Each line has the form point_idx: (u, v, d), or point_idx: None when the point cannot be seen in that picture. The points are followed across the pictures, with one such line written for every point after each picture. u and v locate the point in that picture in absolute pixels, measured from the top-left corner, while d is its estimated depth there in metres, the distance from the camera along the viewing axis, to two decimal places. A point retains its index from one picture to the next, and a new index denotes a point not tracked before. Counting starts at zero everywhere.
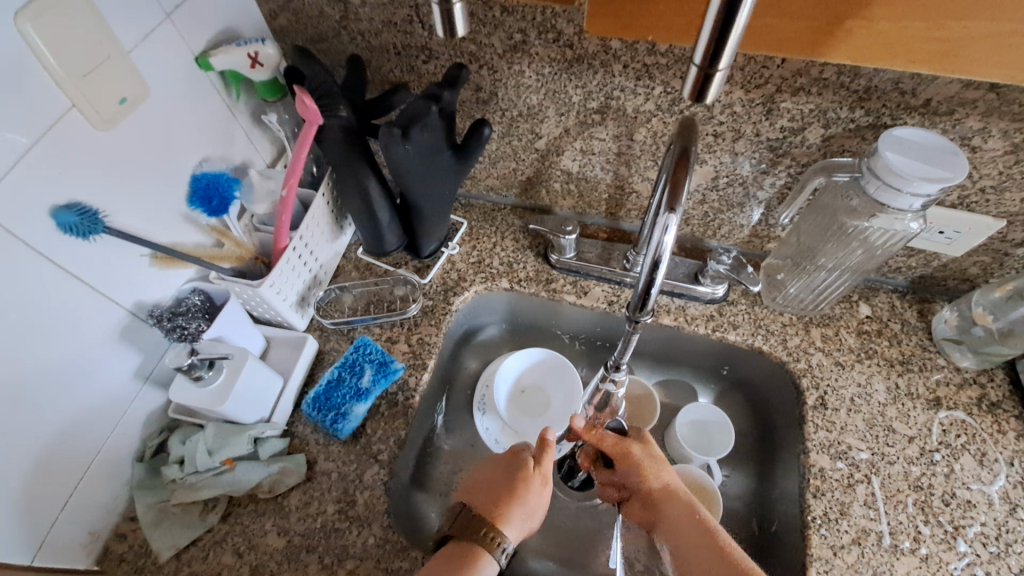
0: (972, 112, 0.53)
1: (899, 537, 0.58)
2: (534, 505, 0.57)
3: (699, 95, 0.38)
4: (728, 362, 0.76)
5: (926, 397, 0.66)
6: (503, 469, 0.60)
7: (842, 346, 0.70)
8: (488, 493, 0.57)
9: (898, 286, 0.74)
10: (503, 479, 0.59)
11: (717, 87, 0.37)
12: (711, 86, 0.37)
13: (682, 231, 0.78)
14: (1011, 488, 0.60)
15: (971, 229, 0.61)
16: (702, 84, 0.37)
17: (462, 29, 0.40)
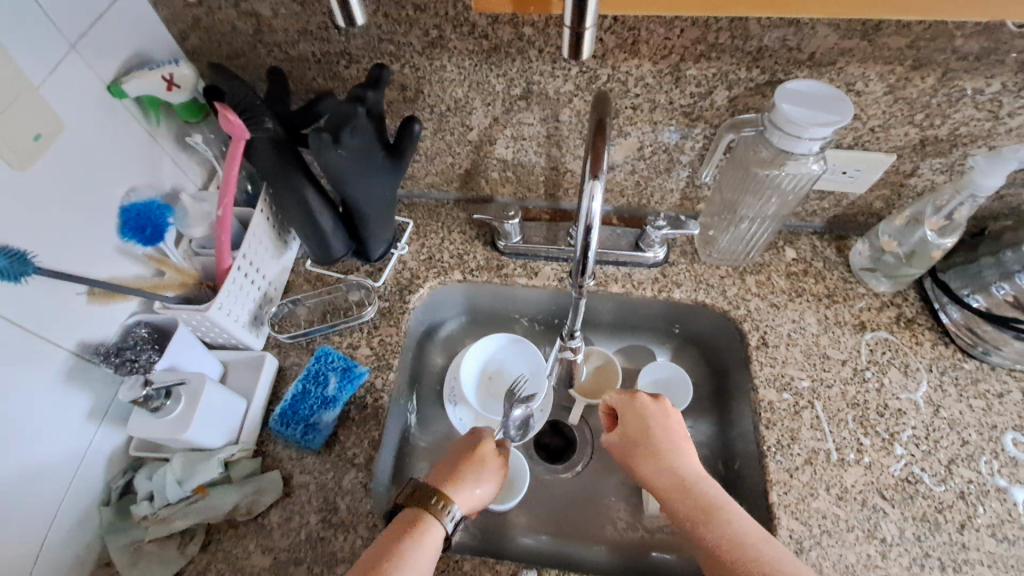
0: (851, 60, 0.58)
1: (844, 451, 0.64)
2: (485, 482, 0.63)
3: (575, 54, 0.45)
4: (679, 320, 0.82)
5: (852, 323, 0.72)
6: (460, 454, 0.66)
7: (774, 289, 0.76)
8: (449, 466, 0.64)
9: (816, 228, 0.80)
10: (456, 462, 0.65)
11: (587, 46, 0.44)
12: (583, 45, 0.44)
13: (619, 203, 0.82)
14: (933, 392, 0.68)
15: (868, 166, 0.68)
16: (575, 44, 0.44)
17: (360, 18, 0.49)
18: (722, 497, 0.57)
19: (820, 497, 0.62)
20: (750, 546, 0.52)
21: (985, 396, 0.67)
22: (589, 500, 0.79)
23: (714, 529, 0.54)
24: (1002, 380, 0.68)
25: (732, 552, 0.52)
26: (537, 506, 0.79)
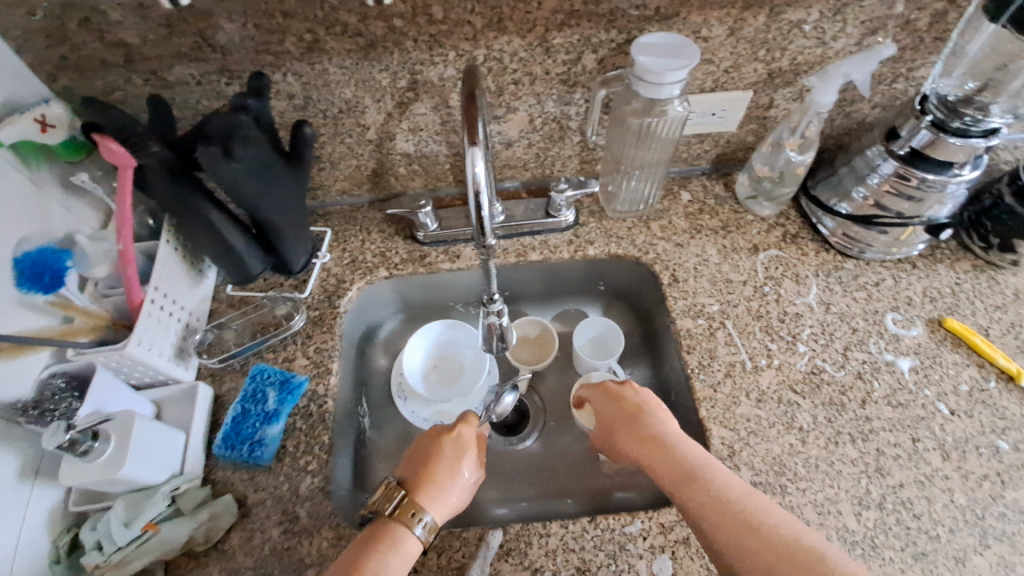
0: (691, 10, 0.65)
1: (757, 358, 0.71)
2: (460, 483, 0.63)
3: None
4: (601, 277, 0.89)
5: (747, 247, 0.80)
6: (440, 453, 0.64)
7: (676, 230, 0.83)
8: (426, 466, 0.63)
9: (704, 170, 0.89)
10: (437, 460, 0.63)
11: None
12: None
13: (526, 177, 0.87)
14: (822, 293, 0.76)
15: (731, 105, 0.76)
16: None
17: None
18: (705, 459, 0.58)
19: (743, 404, 0.68)
20: (736, 503, 0.53)
21: (865, 287, 0.76)
22: (549, 461, 0.82)
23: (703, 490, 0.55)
24: (876, 271, 0.78)
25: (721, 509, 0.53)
26: (501, 478, 0.81)
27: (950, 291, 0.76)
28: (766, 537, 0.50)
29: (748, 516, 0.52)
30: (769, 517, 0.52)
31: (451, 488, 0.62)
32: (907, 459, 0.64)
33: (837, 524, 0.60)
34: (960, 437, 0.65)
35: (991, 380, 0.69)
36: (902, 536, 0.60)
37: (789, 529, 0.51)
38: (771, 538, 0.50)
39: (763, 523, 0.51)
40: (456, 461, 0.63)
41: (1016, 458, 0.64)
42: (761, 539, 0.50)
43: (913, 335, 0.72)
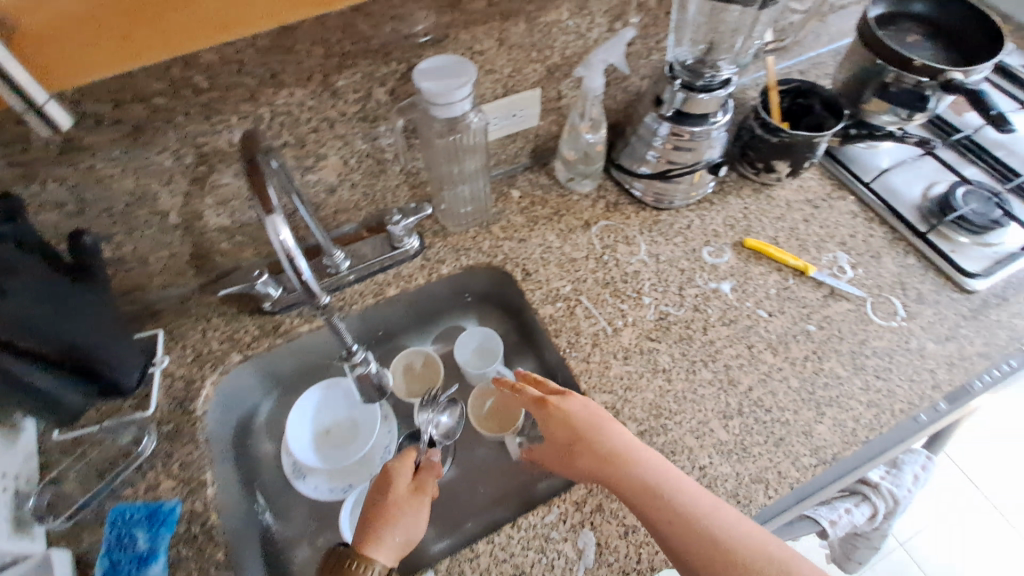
0: (458, 29, 0.69)
1: (614, 321, 0.79)
2: (406, 517, 0.61)
3: (55, 125, 0.56)
4: (465, 289, 0.91)
5: (580, 226, 0.89)
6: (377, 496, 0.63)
7: (517, 228, 0.89)
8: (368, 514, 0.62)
9: (526, 166, 0.96)
10: (375, 503, 0.62)
11: (59, 116, 0.55)
12: (55, 117, 0.55)
13: (361, 215, 0.86)
14: (650, 247, 0.87)
15: (524, 104, 0.84)
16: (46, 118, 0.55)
17: None
18: (662, 477, 0.58)
19: (613, 364, 0.75)
20: (702, 521, 0.55)
21: (681, 232, 0.89)
22: (468, 481, 0.83)
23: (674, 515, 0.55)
24: (685, 216, 0.91)
25: (689, 533, 0.54)
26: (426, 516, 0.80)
27: (742, 216, 0.91)
28: (746, 551, 0.53)
29: (719, 535, 0.54)
30: (733, 530, 0.55)
31: (394, 526, 0.60)
32: (749, 365, 0.75)
33: (712, 441, 0.69)
34: (781, 332, 0.78)
35: (790, 278, 0.84)
36: (763, 431, 0.70)
37: (752, 540, 0.54)
38: (739, 556, 0.53)
39: (733, 543, 0.54)
40: (393, 496, 0.62)
41: (823, 334, 0.78)
42: (732, 561, 0.52)
43: (725, 261, 0.85)
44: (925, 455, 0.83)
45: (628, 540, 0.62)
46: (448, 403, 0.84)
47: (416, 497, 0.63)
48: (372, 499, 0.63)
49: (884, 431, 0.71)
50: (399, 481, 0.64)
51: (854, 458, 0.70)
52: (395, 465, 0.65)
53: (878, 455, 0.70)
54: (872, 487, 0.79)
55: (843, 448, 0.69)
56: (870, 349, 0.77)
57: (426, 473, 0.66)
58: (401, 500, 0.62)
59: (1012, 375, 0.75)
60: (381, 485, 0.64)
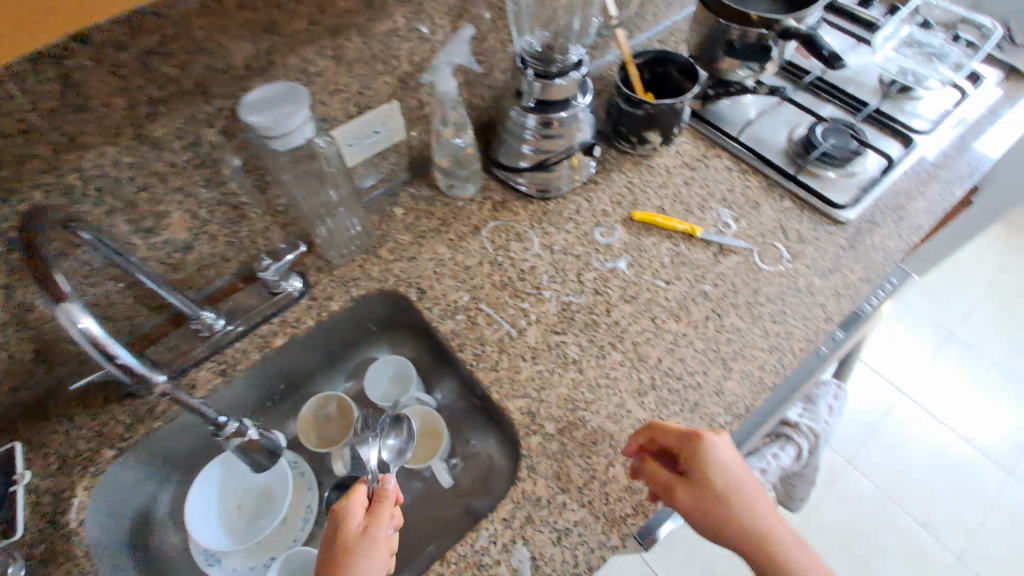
0: (281, 54, 0.64)
1: (517, 322, 0.77)
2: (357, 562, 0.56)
3: None
4: (367, 320, 0.87)
5: (470, 231, 0.86)
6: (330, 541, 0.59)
7: (405, 246, 0.85)
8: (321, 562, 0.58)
9: (406, 180, 0.92)
10: (328, 549, 0.58)
11: None
12: None
13: (233, 266, 0.80)
14: (543, 239, 0.85)
15: (381, 120, 0.81)
16: None
17: None
18: (770, 526, 0.61)
19: (523, 367, 0.73)
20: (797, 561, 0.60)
21: (571, 218, 0.88)
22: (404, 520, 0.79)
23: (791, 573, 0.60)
24: (573, 201, 0.90)
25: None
26: None
27: (627, 191, 0.91)
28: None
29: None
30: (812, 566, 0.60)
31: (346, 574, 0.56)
32: (655, 337, 0.76)
33: (631, 422, 0.69)
34: (680, 298, 0.79)
35: (681, 243, 0.85)
36: (677, 400, 0.70)
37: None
38: None
39: None
40: (343, 540, 0.58)
41: (720, 292, 0.80)
42: None
43: (618, 239, 0.85)
44: (836, 386, 0.88)
45: (560, 545, 0.61)
46: (392, 425, 0.77)
47: (367, 538, 0.58)
48: (325, 541, 0.59)
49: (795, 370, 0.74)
50: (349, 523, 0.59)
51: (772, 400, 0.73)
52: (344, 504, 0.60)
53: (794, 393, 0.73)
54: (792, 427, 0.82)
55: (754, 399, 0.70)
56: (764, 296, 0.79)
57: (377, 508, 0.60)
58: (353, 544, 0.57)
59: (895, 292, 0.82)
60: (333, 528, 0.59)
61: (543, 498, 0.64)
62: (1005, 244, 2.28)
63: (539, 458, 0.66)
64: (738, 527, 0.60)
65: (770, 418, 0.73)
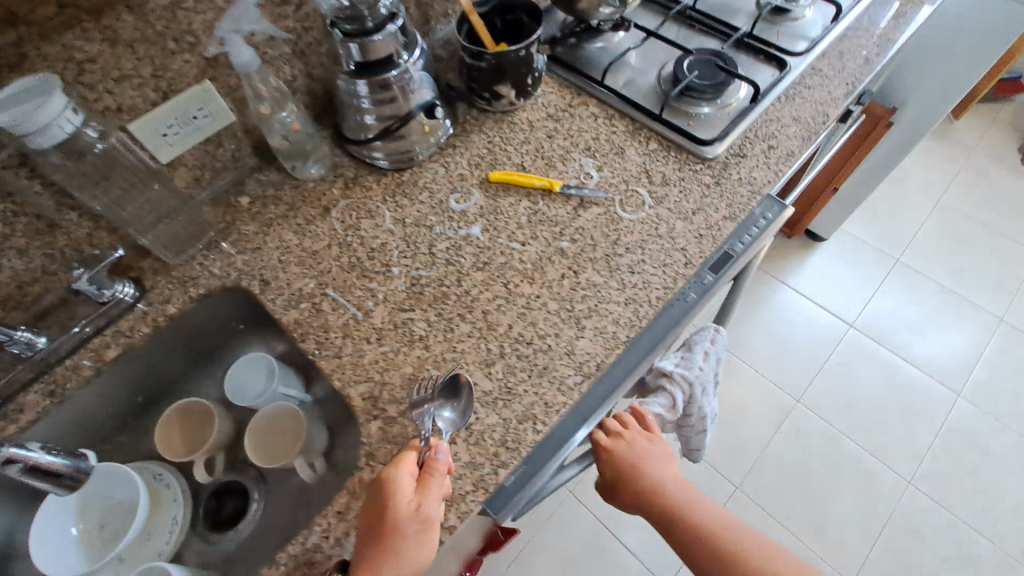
0: (32, 44, 0.60)
1: (363, 304, 0.73)
2: (409, 543, 0.53)
3: None
4: (229, 320, 0.82)
5: (319, 213, 0.81)
6: (377, 513, 0.55)
7: (249, 236, 0.80)
8: (370, 536, 0.54)
9: (253, 165, 0.86)
10: (375, 524, 0.54)
11: None
12: None
13: (60, 279, 0.75)
14: (395, 213, 0.80)
15: (195, 102, 0.75)
16: None
17: None
18: (687, 501, 0.68)
19: (367, 351, 0.70)
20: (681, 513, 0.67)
21: (426, 187, 0.83)
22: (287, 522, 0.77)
23: (669, 514, 0.67)
24: (430, 168, 0.85)
25: (672, 521, 0.67)
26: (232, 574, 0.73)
27: (487, 151, 0.85)
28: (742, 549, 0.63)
29: (718, 538, 0.64)
30: (725, 534, 0.64)
31: (391, 556, 0.53)
32: (506, 304, 0.72)
33: (477, 395, 0.66)
34: (536, 259, 0.75)
35: (539, 201, 0.80)
36: (526, 366, 0.67)
37: (738, 538, 0.64)
38: (697, 533, 0.65)
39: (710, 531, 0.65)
40: (393, 517, 0.54)
41: (577, 247, 0.76)
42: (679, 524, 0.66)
43: (473, 204, 0.80)
44: (714, 330, 0.89)
45: None
46: (442, 394, 0.66)
47: (421, 517, 0.55)
48: (372, 515, 0.55)
49: (655, 320, 0.70)
50: (404, 502, 0.55)
51: (633, 358, 0.68)
52: (397, 479, 0.56)
53: (656, 347, 0.69)
54: (667, 378, 0.80)
55: (605, 355, 0.68)
56: (623, 247, 0.75)
57: (433, 491, 0.57)
58: (405, 525, 0.54)
59: (768, 229, 0.76)
60: (382, 503, 0.55)
61: None
62: (949, 166, 2.25)
63: (379, 443, 0.63)
64: (640, 490, 0.70)
65: (638, 371, 0.68)
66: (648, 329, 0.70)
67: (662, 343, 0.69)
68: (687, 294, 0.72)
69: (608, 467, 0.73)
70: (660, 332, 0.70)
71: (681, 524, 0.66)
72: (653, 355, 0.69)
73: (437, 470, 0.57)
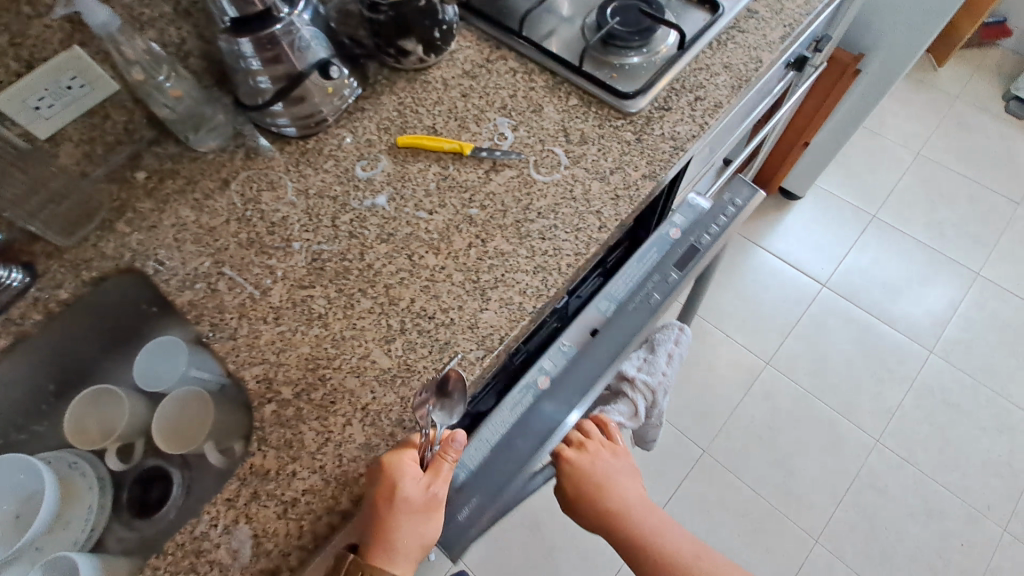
0: None
1: (261, 282, 0.69)
2: (421, 520, 0.56)
3: None
4: (136, 302, 0.78)
5: (218, 187, 0.77)
6: (386, 492, 0.55)
7: (145, 215, 0.76)
8: (381, 515, 0.55)
9: (150, 138, 0.81)
10: (385, 505, 0.55)
11: None
12: None
13: None
14: (298, 184, 0.76)
15: (65, 70, 0.70)
16: None
17: None
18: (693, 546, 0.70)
19: (263, 331, 0.66)
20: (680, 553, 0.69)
21: (331, 155, 0.78)
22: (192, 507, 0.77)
23: (649, 552, 0.69)
24: (337, 134, 0.80)
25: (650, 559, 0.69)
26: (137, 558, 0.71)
27: (397, 113, 0.80)
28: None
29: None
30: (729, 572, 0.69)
31: (404, 535, 0.55)
32: (410, 277, 0.68)
33: (375, 372, 0.63)
34: (442, 228, 0.71)
35: (450, 165, 0.75)
36: (427, 341, 0.64)
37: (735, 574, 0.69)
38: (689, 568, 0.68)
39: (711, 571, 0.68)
40: (403, 498, 0.55)
41: (486, 214, 0.71)
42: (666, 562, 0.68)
43: (380, 171, 0.76)
44: (678, 328, 0.85)
45: (285, 517, 0.56)
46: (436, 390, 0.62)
47: (434, 498, 0.57)
48: (380, 495, 0.56)
49: (625, 324, 0.71)
50: (415, 485, 0.56)
51: (602, 363, 0.69)
52: (407, 464, 0.57)
53: (622, 353, 0.69)
54: (630, 384, 0.77)
55: (510, 328, 0.64)
56: (534, 212, 0.71)
57: (442, 471, 0.58)
58: (415, 504, 0.56)
59: (737, 215, 0.80)
60: (391, 483, 0.56)
61: (273, 471, 0.59)
62: (930, 116, 2.17)
63: (271, 427, 0.61)
64: (599, 511, 0.69)
65: (603, 378, 0.69)
66: (615, 332, 0.71)
67: (630, 346, 0.70)
68: (653, 294, 0.73)
69: (568, 482, 0.70)
70: (629, 336, 0.71)
71: (659, 559, 0.69)
72: (620, 360, 0.69)
73: (449, 455, 0.59)
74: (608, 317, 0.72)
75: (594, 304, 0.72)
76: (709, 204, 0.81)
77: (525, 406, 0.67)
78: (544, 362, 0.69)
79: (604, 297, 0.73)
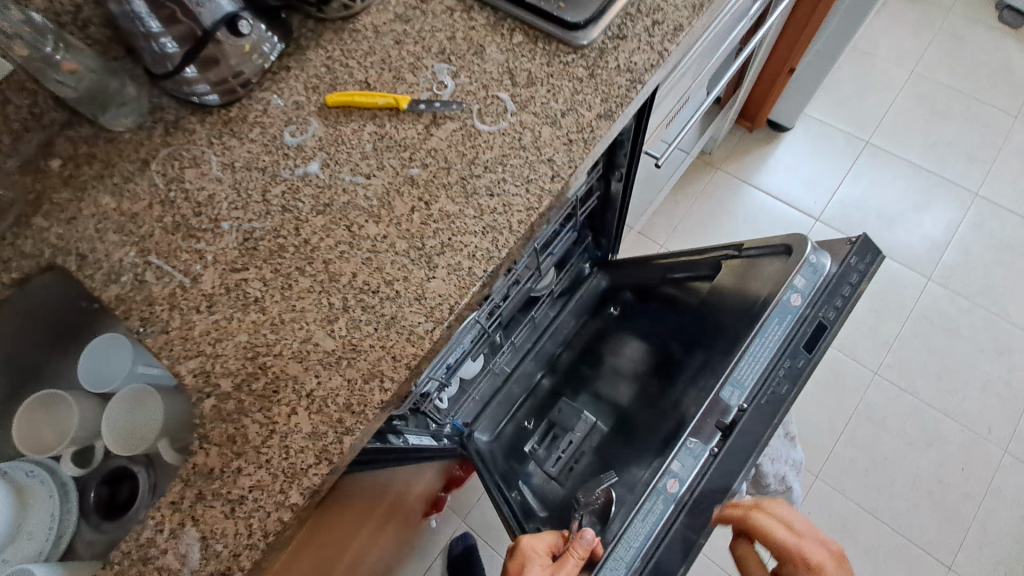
0: None
1: (191, 268, 0.64)
2: None
3: None
4: (73, 301, 0.75)
5: (138, 168, 0.70)
6: None
7: (62, 206, 0.69)
8: None
9: (60, 121, 0.74)
10: None
11: None
12: None
13: None
14: (223, 157, 0.69)
15: None
16: None
17: None
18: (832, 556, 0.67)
19: (197, 321, 0.61)
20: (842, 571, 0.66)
21: (257, 122, 0.71)
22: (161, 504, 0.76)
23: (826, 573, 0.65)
24: (261, 99, 0.72)
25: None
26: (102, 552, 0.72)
27: (326, 70, 0.72)
28: None
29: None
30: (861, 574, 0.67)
31: None
32: (350, 250, 0.62)
33: (318, 356, 0.58)
34: (382, 193, 0.65)
35: (386, 123, 0.68)
36: (372, 318, 0.59)
37: None
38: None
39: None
40: None
41: (429, 173, 0.65)
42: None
43: (311, 135, 0.69)
44: None
45: (233, 517, 0.53)
46: None
47: None
48: None
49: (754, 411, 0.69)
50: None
51: (740, 459, 0.68)
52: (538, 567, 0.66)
53: (761, 442, 0.69)
54: None
55: (460, 296, 0.59)
56: (481, 166, 0.64)
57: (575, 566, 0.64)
58: None
59: (860, 285, 0.74)
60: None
61: (217, 469, 0.55)
62: (926, 31, 2.04)
63: (212, 424, 0.56)
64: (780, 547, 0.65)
65: (751, 463, 0.68)
66: (746, 430, 0.69)
67: (762, 444, 0.68)
68: (783, 377, 0.70)
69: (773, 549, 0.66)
70: (758, 426, 0.69)
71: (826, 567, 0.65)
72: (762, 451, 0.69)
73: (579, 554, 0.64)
74: (742, 408, 0.69)
75: (719, 393, 0.69)
76: (832, 265, 0.74)
77: (658, 513, 0.65)
78: (672, 463, 0.67)
79: (730, 383, 0.69)
